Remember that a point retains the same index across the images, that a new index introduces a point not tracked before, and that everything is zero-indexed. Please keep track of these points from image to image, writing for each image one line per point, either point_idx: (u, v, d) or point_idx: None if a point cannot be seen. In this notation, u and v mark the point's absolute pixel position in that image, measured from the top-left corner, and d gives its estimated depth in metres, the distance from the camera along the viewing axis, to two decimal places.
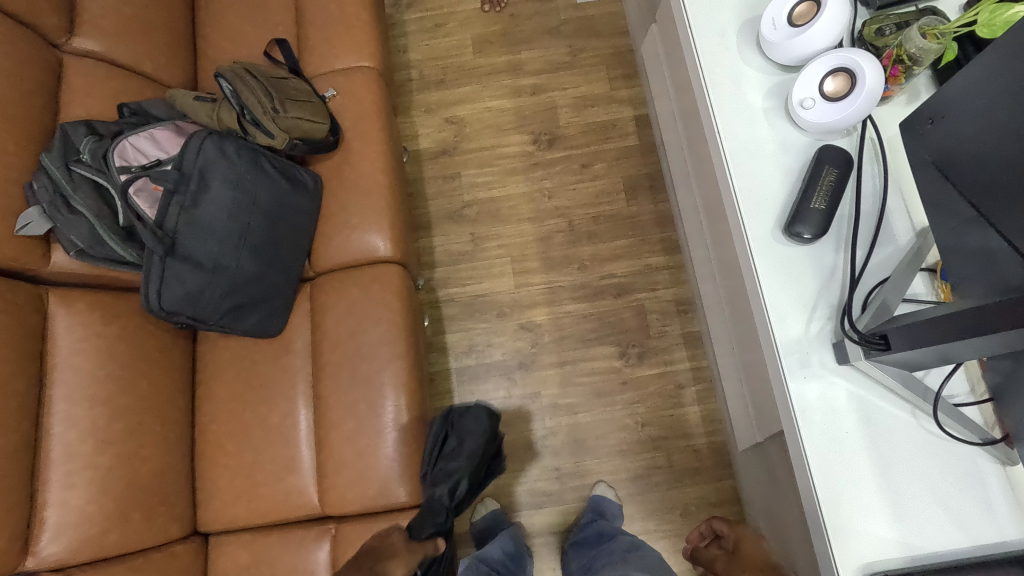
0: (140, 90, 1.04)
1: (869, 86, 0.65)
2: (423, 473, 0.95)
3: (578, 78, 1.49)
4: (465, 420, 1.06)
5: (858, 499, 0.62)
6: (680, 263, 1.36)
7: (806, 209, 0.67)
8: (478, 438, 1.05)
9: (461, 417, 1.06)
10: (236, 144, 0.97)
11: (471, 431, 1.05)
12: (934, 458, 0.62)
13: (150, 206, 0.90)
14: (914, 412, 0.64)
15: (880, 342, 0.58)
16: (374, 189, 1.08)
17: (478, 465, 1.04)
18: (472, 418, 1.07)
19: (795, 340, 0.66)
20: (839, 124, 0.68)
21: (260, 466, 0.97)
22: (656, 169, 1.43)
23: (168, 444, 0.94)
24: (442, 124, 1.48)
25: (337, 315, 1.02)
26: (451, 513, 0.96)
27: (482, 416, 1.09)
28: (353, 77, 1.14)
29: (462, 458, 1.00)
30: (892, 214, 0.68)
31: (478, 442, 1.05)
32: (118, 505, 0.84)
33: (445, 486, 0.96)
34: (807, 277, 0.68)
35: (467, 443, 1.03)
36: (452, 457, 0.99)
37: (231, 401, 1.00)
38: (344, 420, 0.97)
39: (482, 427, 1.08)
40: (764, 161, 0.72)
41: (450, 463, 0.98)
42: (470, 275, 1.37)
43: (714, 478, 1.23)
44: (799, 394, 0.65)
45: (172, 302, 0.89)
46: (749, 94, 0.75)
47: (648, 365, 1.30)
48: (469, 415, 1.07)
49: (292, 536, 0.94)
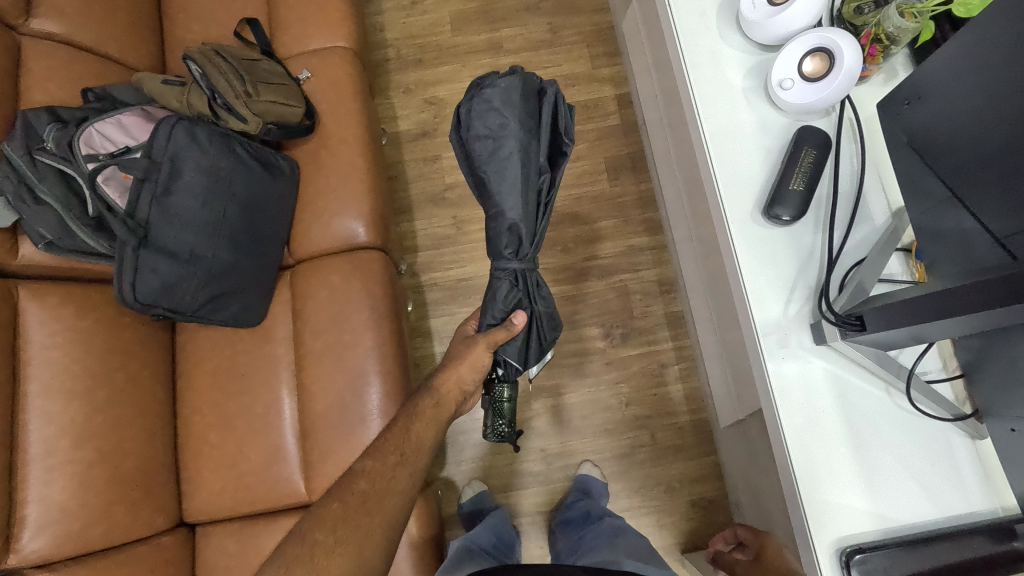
0: (104, 74, 1.00)
1: (847, 67, 0.65)
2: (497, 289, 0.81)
3: (558, 56, 1.47)
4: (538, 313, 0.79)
5: (834, 474, 0.63)
6: (663, 243, 1.36)
7: (785, 191, 0.67)
8: (505, 121, 0.72)
9: (478, 121, 0.73)
10: (207, 129, 0.94)
11: (500, 140, 0.72)
12: (907, 434, 0.64)
13: (119, 194, 0.88)
14: (889, 390, 0.65)
15: (855, 322, 0.59)
16: (352, 173, 1.06)
17: (526, 145, 0.72)
18: (490, 118, 0.73)
19: (773, 321, 0.67)
20: (817, 105, 0.67)
21: (245, 456, 0.97)
22: (638, 149, 1.42)
23: (150, 436, 0.93)
24: (421, 105, 1.45)
25: (318, 302, 1.01)
26: (522, 288, 0.77)
27: (501, 106, 0.73)
28: (327, 58, 1.11)
29: (506, 191, 0.72)
30: (868, 193, 0.69)
31: (522, 182, 0.72)
32: (101, 499, 0.83)
33: (508, 278, 0.76)
34: (786, 259, 0.68)
35: (506, 163, 0.72)
36: (492, 197, 0.73)
37: (213, 392, 0.99)
38: (329, 408, 0.97)
39: (502, 109, 0.73)
40: (744, 143, 0.72)
41: (501, 221, 0.73)
42: (453, 258, 1.36)
43: (697, 455, 1.25)
44: (776, 373, 0.66)
45: (147, 294, 0.87)
46: (729, 74, 0.75)
47: (631, 345, 1.31)
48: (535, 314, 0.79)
49: (280, 524, 0.94)
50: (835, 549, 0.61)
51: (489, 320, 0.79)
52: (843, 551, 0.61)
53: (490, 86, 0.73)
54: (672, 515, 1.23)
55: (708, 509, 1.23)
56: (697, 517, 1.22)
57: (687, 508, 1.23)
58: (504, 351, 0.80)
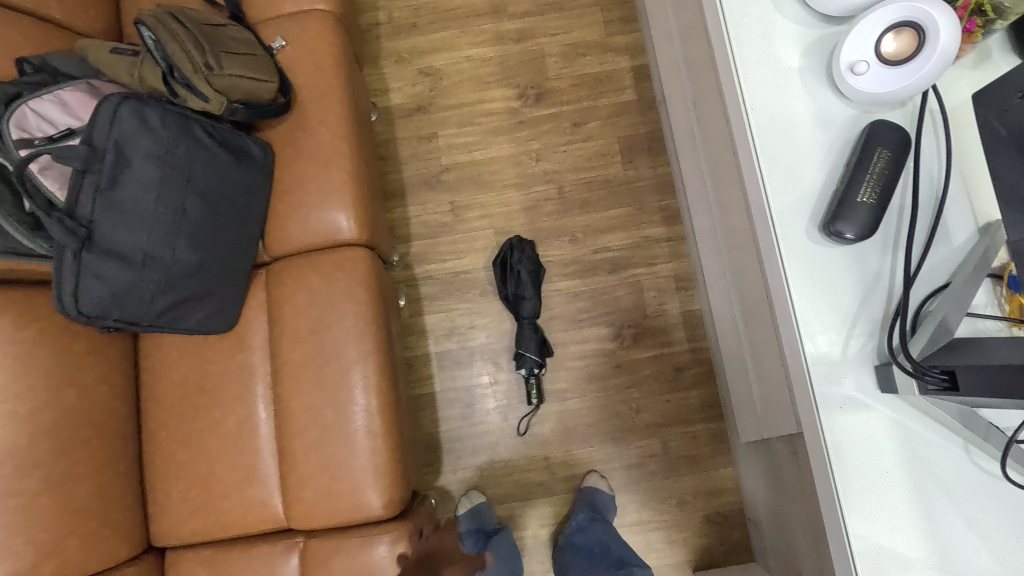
0: (44, 41, 0.86)
1: (943, 47, 0.51)
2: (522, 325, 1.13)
3: (569, 22, 1.31)
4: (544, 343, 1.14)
5: (896, 548, 0.54)
6: (680, 235, 1.24)
7: (851, 204, 0.54)
8: (536, 264, 1.15)
9: (520, 257, 1.15)
10: (160, 109, 0.80)
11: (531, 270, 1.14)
12: (990, 502, 0.53)
13: (59, 186, 0.76)
14: (967, 447, 0.54)
15: (941, 378, 0.49)
16: (333, 159, 0.93)
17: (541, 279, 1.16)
18: (526, 258, 1.15)
19: (827, 360, 0.56)
20: (895, 96, 0.54)
21: (218, 477, 0.88)
22: (656, 129, 1.28)
23: (109, 457, 0.83)
24: (416, 76, 1.30)
25: (296, 307, 0.89)
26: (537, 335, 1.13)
27: (533, 262, 1.15)
28: (305, 24, 0.96)
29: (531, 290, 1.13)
30: (951, 206, 0.57)
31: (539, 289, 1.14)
32: (50, 533, 0.74)
33: (529, 327, 1.13)
34: (846, 285, 0.57)
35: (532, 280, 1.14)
36: (522, 289, 1.13)
37: (180, 405, 0.89)
38: (308, 426, 0.87)
39: (536, 257, 1.16)
40: (799, 140, 0.59)
41: (527, 303, 1.12)
42: (450, 249, 1.24)
43: (713, 466, 1.16)
44: (830, 425, 0.55)
45: (94, 304, 0.76)
46: (781, 53, 0.62)
47: (644, 347, 1.20)
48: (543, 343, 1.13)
49: (256, 552, 0.86)
50: None
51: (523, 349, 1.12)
52: None
53: (528, 243, 1.17)
54: (683, 530, 1.14)
55: (722, 525, 1.14)
56: (711, 533, 1.14)
57: (700, 523, 1.14)
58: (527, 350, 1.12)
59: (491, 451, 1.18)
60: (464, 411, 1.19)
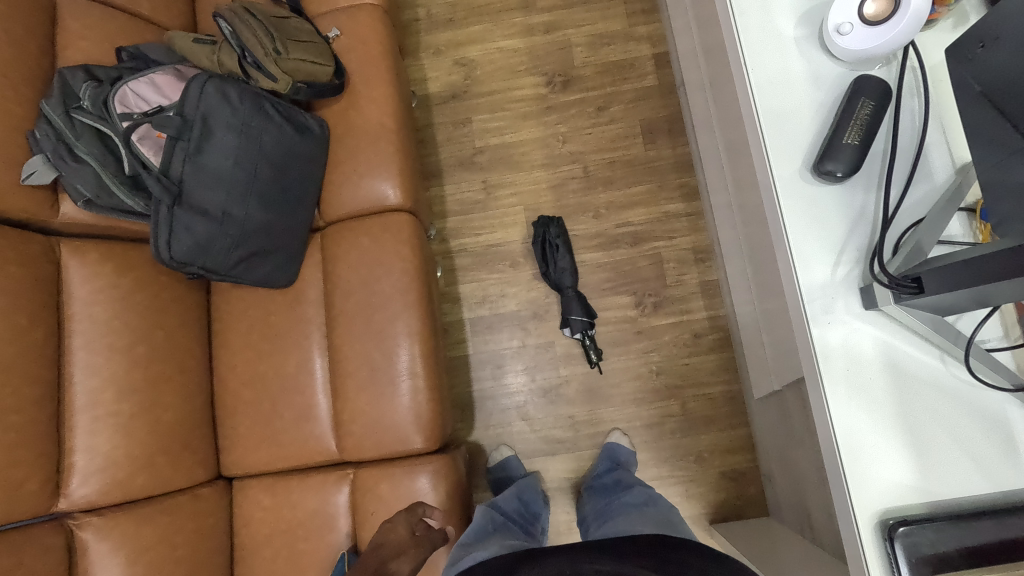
0: (136, 32, 1.00)
1: (914, 8, 0.62)
2: (567, 288, 1.23)
3: (593, 14, 1.41)
4: (581, 305, 1.22)
5: (880, 446, 0.61)
6: (699, 210, 1.32)
7: (838, 145, 0.63)
8: (563, 233, 1.28)
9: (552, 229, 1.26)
10: (238, 88, 0.94)
11: (559, 241, 1.26)
12: (963, 407, 0.61)
13: (154, 153, 0.89)
14: (944, 358, 0.62)
15: (911, 285, 0.57)
16: (382, 134, 1.04)
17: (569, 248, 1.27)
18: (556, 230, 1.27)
19: (820, 284, 0.64)
20: (876, 51, 0.64)
21: (278, 414, 0.98)
22: (676, 111, 1.36)
23: (186, 392, 0.95)
24: (452, 66, 1.42)
25: (349, 264, 1.01)
26: (573, 291, 1.23)
27: (561, 231, 1.27)
28: (356, 15, 1.08)
29: (565, 257, 1.24)
30: (930, 148, 0.65)
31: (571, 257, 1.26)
32: (142, 450, 0.87)
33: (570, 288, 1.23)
34: (836, 218, 0.65)
35: (563, 249, 1.25)
36: (557, 256, 1.25)
37: (247, 351, 1.01)
38: (358, 367, 0.97)
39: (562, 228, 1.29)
40: (794, 95, 0.68)
41: (562, 268, 1.24)
42: (482, 225, 1.34)
43: (729, 426, 1.23)
44: (821, 340, 0.63)
45: (182, 252, 0.90)
46: (779, 22, 0.70)
47: (663, 315, 1.28)
48: (580, 301, 1.22)
49: (312, 480, 0.96)
50: (878, 521, 0.59)
51: (572, 315, 1.22)
52: (887, 523, 0.59)
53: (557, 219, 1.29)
54: (701, 485, 1.22)
55: (738, 481, 1.22)
56: (727, 488, 1.21)
57: (716, 478, 1.22)
58: (573, 312, 1.22)
59: (520, 410, 1.27)
60: (495, 372, 1.29)
